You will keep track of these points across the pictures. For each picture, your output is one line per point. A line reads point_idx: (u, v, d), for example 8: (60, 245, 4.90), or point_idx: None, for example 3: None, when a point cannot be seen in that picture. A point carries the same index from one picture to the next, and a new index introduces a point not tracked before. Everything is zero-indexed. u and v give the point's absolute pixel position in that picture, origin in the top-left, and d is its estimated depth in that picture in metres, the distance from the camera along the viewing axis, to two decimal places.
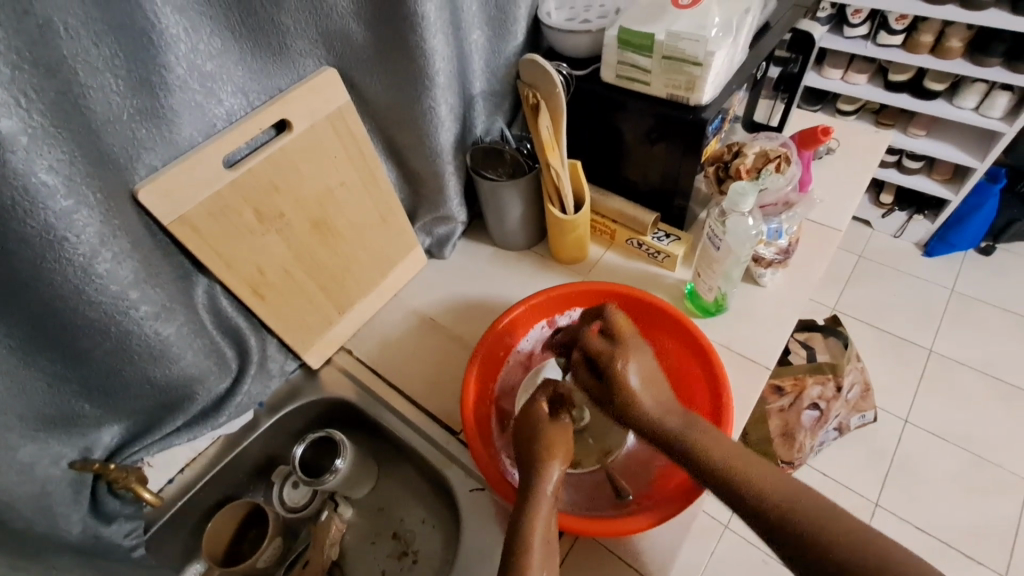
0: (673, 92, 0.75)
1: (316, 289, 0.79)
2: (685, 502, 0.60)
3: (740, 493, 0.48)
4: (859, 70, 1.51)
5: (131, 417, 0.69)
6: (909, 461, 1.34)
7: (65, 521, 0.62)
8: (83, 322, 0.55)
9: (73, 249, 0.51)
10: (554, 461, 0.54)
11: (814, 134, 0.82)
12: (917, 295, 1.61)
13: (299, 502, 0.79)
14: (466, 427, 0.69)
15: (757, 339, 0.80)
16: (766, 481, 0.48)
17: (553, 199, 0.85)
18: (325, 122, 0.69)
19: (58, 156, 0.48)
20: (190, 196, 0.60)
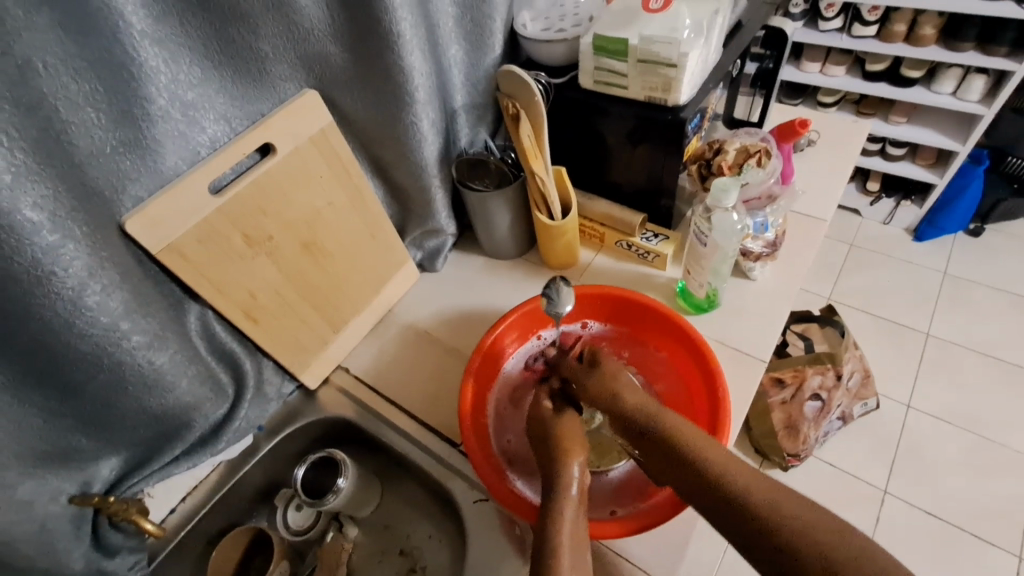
0: (650, 93, 0.76)
1: (309, 310, 0.80)
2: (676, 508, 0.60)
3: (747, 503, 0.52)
4: (837, 61, 1.53)
5: (131, 449, 0.68)
6: (915, 446, 1.34)
7: (66, 558, 0.62)
8: (76, 354, 0.55)
9: (62, 282, 0.51)
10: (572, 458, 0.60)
11: (792, 127, 0.83)
12: (911, 280, 1.62)
13: (302, 525, 0.79)
14: (468, 448, 0.69)
15: (752, 331, 0.80)
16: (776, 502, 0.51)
17: (540, 205, 0.85)
18: (308, 143, 0.70)
19: (42, 191, 0.48)
20: (178, 224, 0.60)
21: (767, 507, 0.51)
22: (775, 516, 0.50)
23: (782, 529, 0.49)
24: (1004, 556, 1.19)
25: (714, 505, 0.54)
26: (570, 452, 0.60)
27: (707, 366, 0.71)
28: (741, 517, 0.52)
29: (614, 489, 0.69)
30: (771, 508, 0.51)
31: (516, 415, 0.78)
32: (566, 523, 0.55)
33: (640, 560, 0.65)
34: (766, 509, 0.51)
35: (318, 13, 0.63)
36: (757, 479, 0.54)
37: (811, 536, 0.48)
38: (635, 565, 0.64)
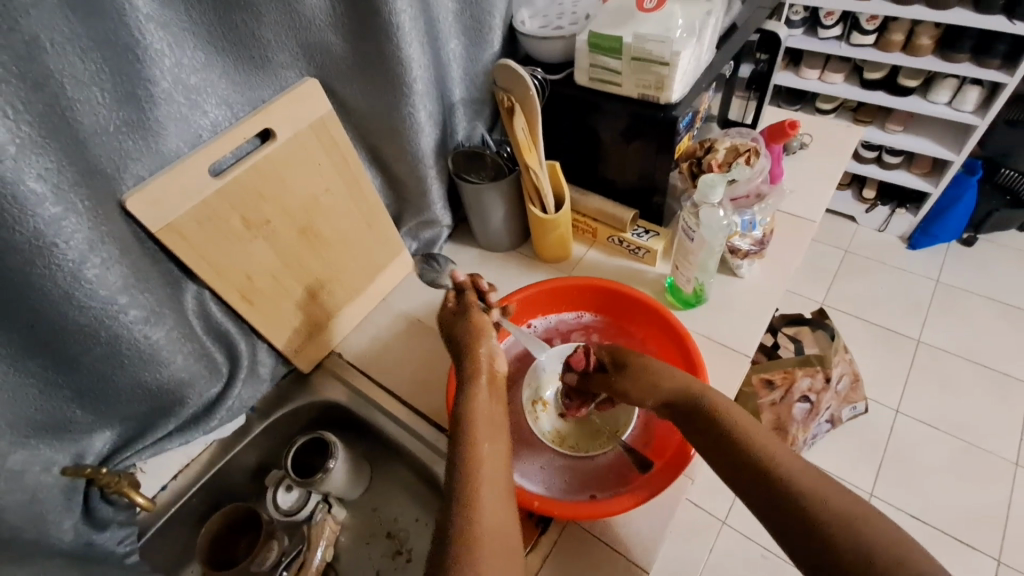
0: (643, 92, 0.78)
1: (304, 295, 0.81)
2: (658, 487, 0.62)
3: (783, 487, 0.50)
4: (835, 69, 1.55)
5: (125, 423, 0.69)
6: (901, 451, 1.35)
7: (56, 529, 0.63)
8: (73, 327, 0.56)
9: (63, 255, 0.52)
10: (481, 344, 0.63)
11: (781, 128, 0.84)
12: (904, 287, 1.64)
13: (294, 505, 0.80)
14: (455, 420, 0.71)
15: (737, 327, 0.82)
16: (819, 483, 0.49)
17: (534, 199, 0.87)
18: (307, 131, 0.72)
19: (46, 165, 0.50)
20: (178, 205, 0.62)
21: (813, 502, 0.48)
22: (814, 500, 0.48)
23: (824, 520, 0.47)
24: (984, 560, 1.21)
25: (756, 489, 0.51)
26: (484, 335, 0.64)
27: (690, 359, 0.72)
28: (789, 511, 0.49)
29: (597, 473, 0.71)
30: (814, 506, 0.48)
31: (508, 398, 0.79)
32: (480, 408, 0.57)
33: (619, 544, 0.66)
34: (811, 503, 0.48)
35: (319, 4, 0.65)
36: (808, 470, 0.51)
37: (852, 522, 0.46)
38: (615, 549, 0.66)
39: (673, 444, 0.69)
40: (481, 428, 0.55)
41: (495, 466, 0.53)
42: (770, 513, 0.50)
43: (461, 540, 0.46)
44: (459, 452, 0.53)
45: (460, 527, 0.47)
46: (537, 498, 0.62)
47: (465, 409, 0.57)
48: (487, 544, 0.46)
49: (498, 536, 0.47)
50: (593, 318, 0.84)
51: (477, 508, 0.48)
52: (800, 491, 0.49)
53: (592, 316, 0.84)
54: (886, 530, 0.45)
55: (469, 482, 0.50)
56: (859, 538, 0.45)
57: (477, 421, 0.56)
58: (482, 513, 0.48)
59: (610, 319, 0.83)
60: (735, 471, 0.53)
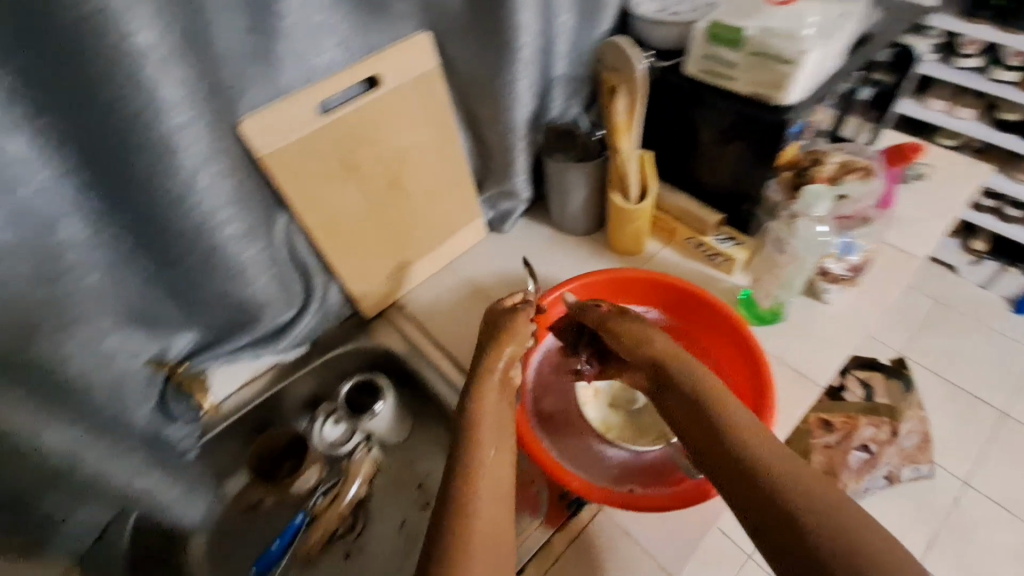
0: (756, 90, 0.74)
1: (381, 243, 0.84)
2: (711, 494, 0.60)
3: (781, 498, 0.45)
4: (966, 104, 1.41)
5: (206, 329, 0.72)
6: (964, 527, 1.23)
7: (131, 415, 0.67)
8: (178, 231, 0.59)
9: (181, 161, 0.55)
10: (502, 348, 0.65)
11: (901, 150, 0.79)
12: (1001, 353, 1.48)
13: (337, 440, 0.82)
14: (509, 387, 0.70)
15: (812, 353, 0.77)
16: (828, 505, 0.44)
17: (617, 186, 0.85)
18: (411, 84, 0.74)
19: (180, 74, 0.52)
20: (286, 135, 0.65)
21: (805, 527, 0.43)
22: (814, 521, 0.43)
23: (827, 526, 0.42)
24: None
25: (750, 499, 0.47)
26: (509, 336, 0.66)
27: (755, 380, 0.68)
28: (793, 530, 0.43)
29: (641, 468, 0.68)
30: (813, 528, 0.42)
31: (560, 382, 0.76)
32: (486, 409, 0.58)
33: (647, 546, 0.65)
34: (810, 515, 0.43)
35: None
36: (789, 471, 0.47)
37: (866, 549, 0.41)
38: (643, 549, 0.65)
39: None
40: (486, 430, 0.56)
41: (497, 461, 0.54)
42: (770, 529, 0.44)
43: (455, 528, 0.47)
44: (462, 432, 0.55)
45: (457, 501, 0.49)
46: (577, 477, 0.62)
47: (471, 404, 0.59)
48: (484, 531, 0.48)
49: (490, 531, 0.48)
50: (660, 316, 0.80)
51: (474, 499, 0.50)
52: (803, 508, 0.44)
53: (658, 313, 0.79)
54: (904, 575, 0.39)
55: (466, 475, 0.51)
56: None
57: (481, 417, 0.57)
58: (476, 505, 0.49)
59: (679, 322, 0.78)
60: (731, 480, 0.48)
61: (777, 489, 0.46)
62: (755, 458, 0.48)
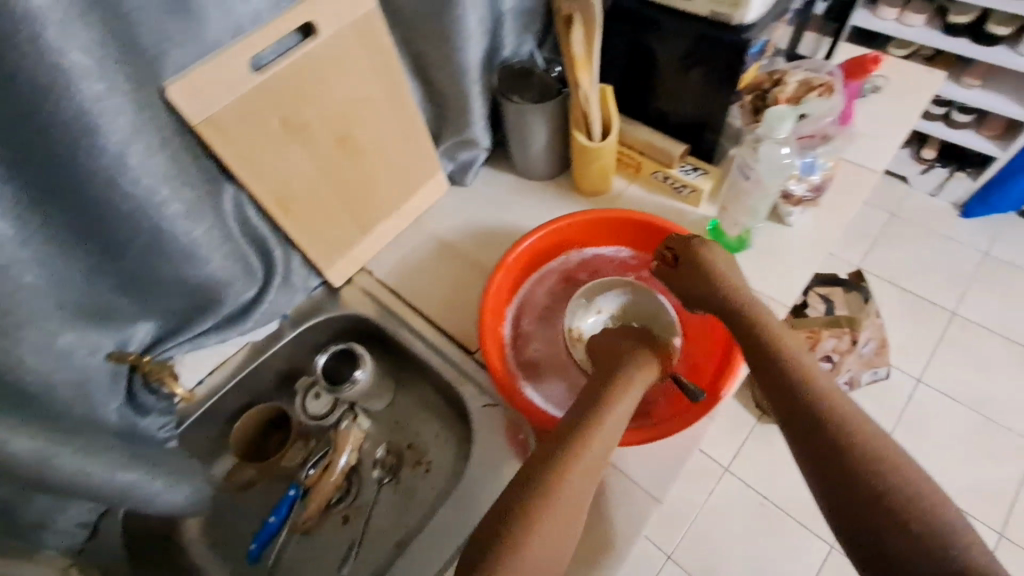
0: (715, 9, 0.71)
1: (340, 207, 0.80)
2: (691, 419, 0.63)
3: (838, 439, 0.48)
4: (918, 10, 1.42)
5: (166, 315, 0.70)
6: (916, 420, 1.35)
7: (103, 409, 0.66)
8: (117, 214, 0.56)
9: (107, 137, 0.51)
10: (636, 383, 0.60)
11: (864, 63, 0.74)
12: (949, 259, 1.56)
13: (322, 411, 0.83)
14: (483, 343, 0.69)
15: (774, 278, 0.79)
16: (856, 425, 0.48)
17: (581, 124, 0.82)
18: (351, 29, 0.67)
19: (90, 36, 0.47)
20: (220, 97, 0.58)
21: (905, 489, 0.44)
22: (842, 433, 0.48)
23: (886, 533, 0.43)
24: (984, 530, 1.22)
25: (820, 451, 0.48)
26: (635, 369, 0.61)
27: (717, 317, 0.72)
28: (853, 492, 0.45)
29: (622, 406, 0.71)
30: (875, 454, 0.46)
31: (542, 328, 0.78)
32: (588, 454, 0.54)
33: (637, 477, 0.67)
34: (889, 476, 0.45)
35: None
36: (813, 389, 0.52)
37: (902, 488, 0.44)
38: (633, 481, 0.67)
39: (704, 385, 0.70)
40: (577, 474, 0.52)
41: (579, 490, 0.52)
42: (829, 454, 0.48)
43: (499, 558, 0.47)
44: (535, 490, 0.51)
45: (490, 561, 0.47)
46: None
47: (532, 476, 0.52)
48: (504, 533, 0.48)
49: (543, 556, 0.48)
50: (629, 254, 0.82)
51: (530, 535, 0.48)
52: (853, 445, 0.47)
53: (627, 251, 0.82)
54: (906, 490, 0.44)
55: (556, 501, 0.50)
56: (893, 517, 0.43)
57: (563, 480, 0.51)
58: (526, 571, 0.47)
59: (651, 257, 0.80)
60: (781, 400, 0.53)
61: (882, 481, 0.45)
62: (840, 420, 0.49)
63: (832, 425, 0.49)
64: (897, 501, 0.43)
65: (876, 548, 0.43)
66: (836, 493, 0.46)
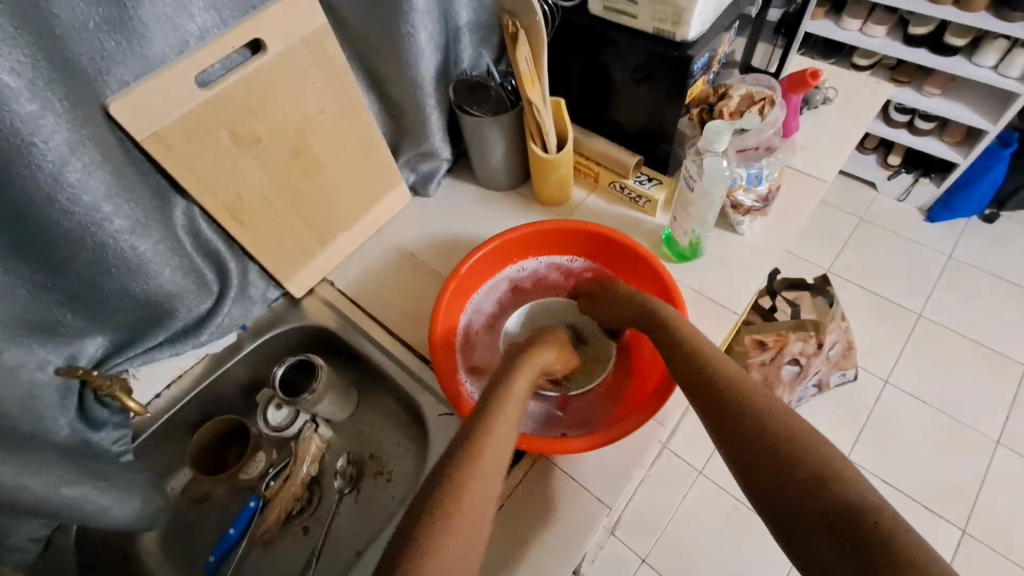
0: (659, 25, 0.73)
1: (297, 219, 0.80)
2: (643, 416, 0.64)
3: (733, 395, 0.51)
4: (878, 21, 1.46)
5: (116, 330, 0.70)
6: (884, 421, 1.37)
7: (52, 424, 0.66)
8: (56, 230, 0.56)
9: (42, 155, 0.51)
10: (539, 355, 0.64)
11: (803, 78, 0.78)
12: (915, 262, 1.60)
13: (283, 422, 0.83)
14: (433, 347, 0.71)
15: (726, 285, 0.81)
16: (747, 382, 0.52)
17: (535, 136, 0.83)
18: (300, 44, 0.67)
19: (21, 58, 0.48)
20: (164, 113, 0.59)
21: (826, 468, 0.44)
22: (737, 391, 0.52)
23: (795, 493, 0.44)
24: (948, 528, 1.25)
25: (720, 411, 0.51)
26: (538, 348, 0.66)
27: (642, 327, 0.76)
28: (755, 440, 0.48)
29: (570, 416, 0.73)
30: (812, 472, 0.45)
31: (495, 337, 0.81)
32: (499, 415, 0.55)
33: (586, 481, 0.69)
34: (807, 457, 0.45)
35: None
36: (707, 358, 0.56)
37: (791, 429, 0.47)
38: (583, 487, 0.68)
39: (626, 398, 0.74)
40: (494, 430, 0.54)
41: (496, 442, 0.53)
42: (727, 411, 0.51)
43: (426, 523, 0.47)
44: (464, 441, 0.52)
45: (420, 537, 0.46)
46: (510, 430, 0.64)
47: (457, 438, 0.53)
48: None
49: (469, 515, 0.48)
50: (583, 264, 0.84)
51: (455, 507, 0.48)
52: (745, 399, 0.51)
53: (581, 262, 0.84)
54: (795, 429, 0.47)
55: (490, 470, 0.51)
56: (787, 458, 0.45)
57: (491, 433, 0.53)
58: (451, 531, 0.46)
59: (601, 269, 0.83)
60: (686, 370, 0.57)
61: (778, 430, 0.47)
62: (759, 407, 0.50)
63: (743, 396, 0.51)
64: (814, 476, 0.43)
65: (781, 494, 0.45)
66: (740, 444, 0.49)
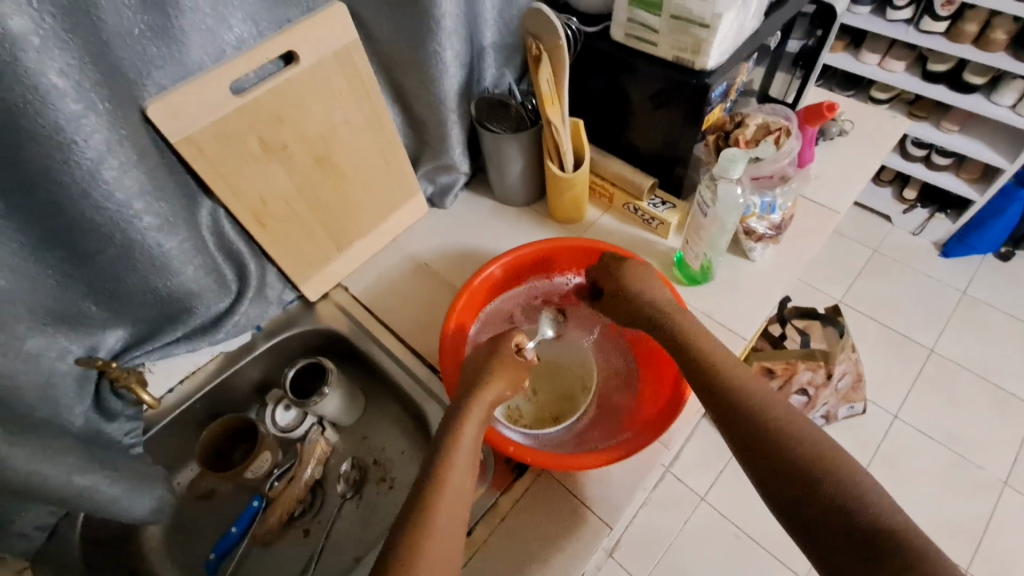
0: (679, 54, 0.75)
1: (317, 224, 0.82)
2: (655, 433, 0.65)
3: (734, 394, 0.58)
4: (897, 56, 1.47)
5: (136, 324, 0.72)
6: (892, 456, 1.35)
7: (68, 413, 0.68)
8: (89, 224, 0.58)
9: (82, 152, 0.54)
10: (496, 380, 0.65)
11: (819, 109, 0.79)
12: (928, 297, 1.59)
13: (289, 423, 0.87)
14: (442, 360, 0.72)
15: (735, 311, 0.81)
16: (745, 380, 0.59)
17: (553, 155, 0.85)
18: (330, 58, 0.70)
19: (68, 61, 0.50)
20: (198, 118, 0.61)
21: (807, 452, 0.51)
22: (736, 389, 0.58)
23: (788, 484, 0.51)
24: None
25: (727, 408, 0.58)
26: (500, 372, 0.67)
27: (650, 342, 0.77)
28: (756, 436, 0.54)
29: (578, 437, 0.73)
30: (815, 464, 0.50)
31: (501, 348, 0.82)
32: (474, 419, 0.60)
33: (587, 498, 0.69)
34: (801, 451, 0.52)
35: None
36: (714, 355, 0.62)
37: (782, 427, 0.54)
38: (584, 503, 0.68)
39: (625, 425, 0.73)
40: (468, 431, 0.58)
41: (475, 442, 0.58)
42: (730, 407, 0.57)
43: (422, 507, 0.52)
44: (443, 446, 0.57)
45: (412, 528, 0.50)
46: (514, 444, 0.64)
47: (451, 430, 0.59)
48: (437, 542, 0.50)
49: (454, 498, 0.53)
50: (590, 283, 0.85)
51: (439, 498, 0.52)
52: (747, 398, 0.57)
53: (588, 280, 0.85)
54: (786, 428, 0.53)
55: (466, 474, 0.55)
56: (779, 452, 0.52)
57: (463, 438, 0.57)
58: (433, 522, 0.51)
59: None
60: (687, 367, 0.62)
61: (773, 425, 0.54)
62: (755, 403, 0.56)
63: (744, 391, 0.57)
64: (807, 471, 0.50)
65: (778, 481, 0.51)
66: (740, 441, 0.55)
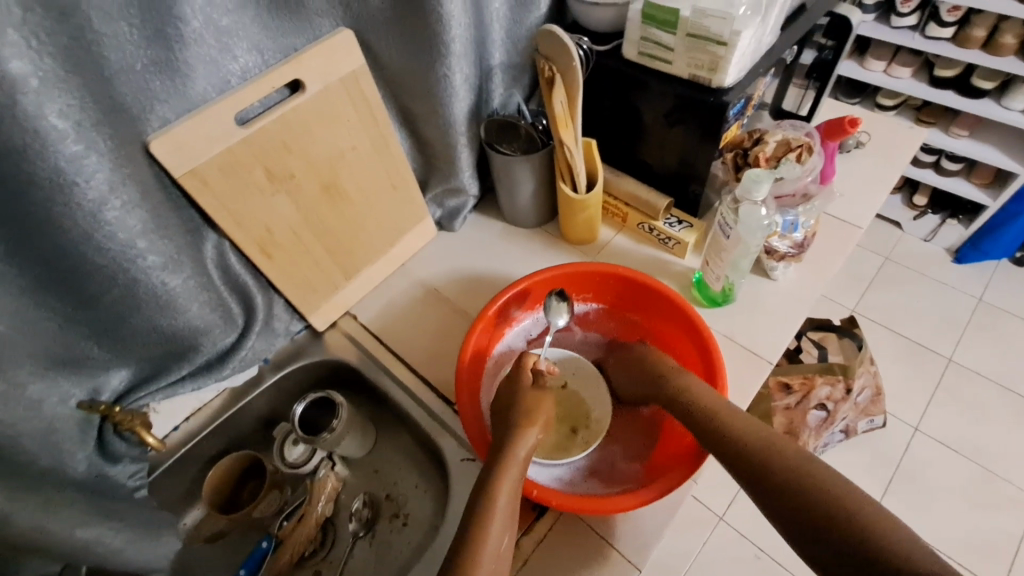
0: (695, 72, 0.73)
1: (325, 253, 0.79)
2: (679, 475, 0.61)
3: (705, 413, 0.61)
4: (904, 62, 1.45)
5: (139, 363, 0.70)
6: (913, 468, 1.31)
7: (71, 458, 0.65)
8: (91, 267, 0.56)
9: (84, 193, 0.52)
10: (531, 428, 0.63)
11: (841, 125, 0.76)
12: (943, 304, 1.56)
13: (297, 460, 0.81)
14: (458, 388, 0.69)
15: (758, 332, 0.78)
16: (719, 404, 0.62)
17: (565, 176, 0.83)
18: (337, 84, 0.68)
19: (69, 100, 0.48)
20: (201, 151, 0.59)
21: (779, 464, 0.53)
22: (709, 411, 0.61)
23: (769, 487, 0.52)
24: None
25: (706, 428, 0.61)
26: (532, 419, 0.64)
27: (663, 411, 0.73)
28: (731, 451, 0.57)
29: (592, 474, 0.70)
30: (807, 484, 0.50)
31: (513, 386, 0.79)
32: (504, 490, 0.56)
33: (613, 537, 0.66)
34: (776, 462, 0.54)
35: None
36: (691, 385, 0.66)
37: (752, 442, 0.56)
38: (610, 542, 0.65)
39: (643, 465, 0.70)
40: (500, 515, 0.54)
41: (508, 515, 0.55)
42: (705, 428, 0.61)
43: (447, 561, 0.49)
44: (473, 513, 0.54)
45: None
46: (537, 486, 0.61)
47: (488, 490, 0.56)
48: None
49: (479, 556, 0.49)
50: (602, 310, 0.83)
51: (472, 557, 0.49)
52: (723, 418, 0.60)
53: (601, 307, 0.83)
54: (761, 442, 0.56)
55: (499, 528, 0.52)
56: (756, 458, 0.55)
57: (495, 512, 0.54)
58: None
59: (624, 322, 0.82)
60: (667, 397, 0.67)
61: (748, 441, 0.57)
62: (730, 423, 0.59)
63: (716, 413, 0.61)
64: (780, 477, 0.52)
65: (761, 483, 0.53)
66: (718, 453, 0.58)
